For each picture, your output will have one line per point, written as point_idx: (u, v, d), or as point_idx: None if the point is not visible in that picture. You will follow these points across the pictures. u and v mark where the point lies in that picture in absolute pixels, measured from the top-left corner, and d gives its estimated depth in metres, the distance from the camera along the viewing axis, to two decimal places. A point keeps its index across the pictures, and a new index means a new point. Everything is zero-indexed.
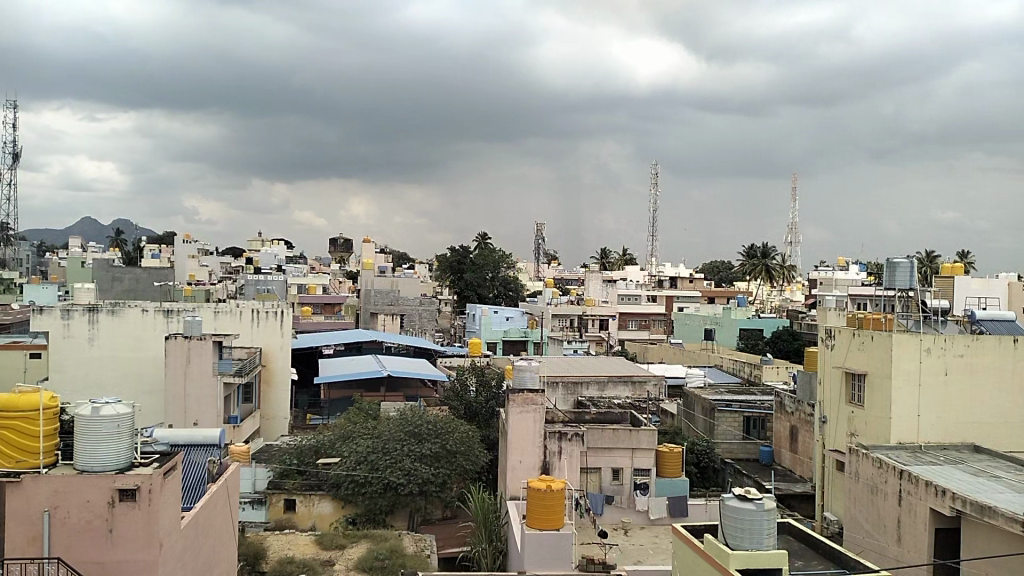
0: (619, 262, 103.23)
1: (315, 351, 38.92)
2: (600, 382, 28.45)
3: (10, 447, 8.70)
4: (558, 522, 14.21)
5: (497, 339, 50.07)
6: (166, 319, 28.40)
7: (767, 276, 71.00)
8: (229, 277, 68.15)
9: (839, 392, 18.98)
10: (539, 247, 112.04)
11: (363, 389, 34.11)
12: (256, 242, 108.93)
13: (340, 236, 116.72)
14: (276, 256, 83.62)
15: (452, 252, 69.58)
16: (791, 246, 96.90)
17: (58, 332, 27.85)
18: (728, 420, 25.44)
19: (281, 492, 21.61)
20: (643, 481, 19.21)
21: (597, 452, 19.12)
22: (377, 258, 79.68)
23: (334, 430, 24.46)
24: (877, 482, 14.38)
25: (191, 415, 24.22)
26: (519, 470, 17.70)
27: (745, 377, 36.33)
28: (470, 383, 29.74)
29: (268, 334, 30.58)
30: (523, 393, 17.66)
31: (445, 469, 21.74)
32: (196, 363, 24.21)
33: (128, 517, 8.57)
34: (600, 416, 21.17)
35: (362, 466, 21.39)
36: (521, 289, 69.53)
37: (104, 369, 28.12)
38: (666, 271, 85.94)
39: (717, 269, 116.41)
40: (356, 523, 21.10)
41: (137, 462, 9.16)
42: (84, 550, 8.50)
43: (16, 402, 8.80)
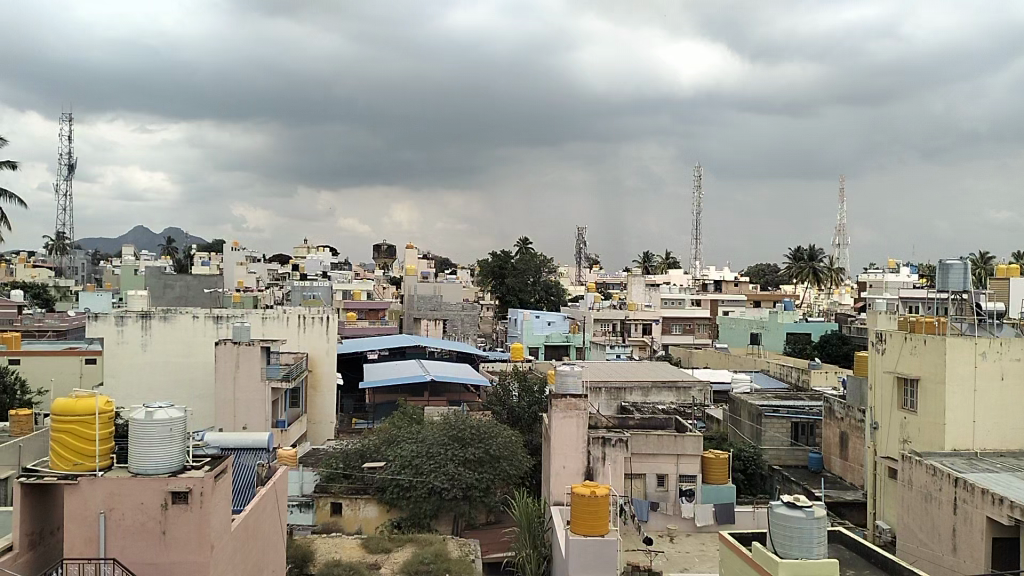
0: (662, 266, 102.44)
1: (360, 356, 39.42)
2: (644, 388, 28.24)
3: (67, 450, 8.94)
4: (603, 528, 14.08)
5: (539, 344, 50.08)
6: (215, 325, 29.04)
7: (814, 279, 69.69)
8: (276, 284, 69.29)
9: (891, 397, 18.53)
10: (581, 252, 111.80)
11: (407, 393, 34.40)
12: (301, 249, 110.67)
13: (383, 242, 118.62)
14: (321, 262, 84.89)
15: (494, 257, 69.87)
16: (839, 249, 94.98)
17: (112, 339, 28.60)
18: (775, 426, 24.98)
19: (328, 496, 21.87)
20: (688, 488, 18.99)
21: (641, 458, 18.95)
22: (419, 263, 80.32)
23: (378, 435, 24.69)
24: (931, 490, 13.97)
25: (240, 420, 24.64)
26: (563, 475, 17.59)
27: (793, 382, 35.72)
28: (512, 388, 29.73)
29: (313, 340, 31.04)
30: (566, 398, 17.53)
31: (489, 474, 21.75)
32: (245, 368, 24.64)
33: (181, 519, 8.75)
34: (644, 421, 20.98)
35: (406, 470, 21.55)
36: (563, 293, 69.42)
37: (156, 374, 28.82)
38: (710, 275, 84.93)
39: (762, 273, 114.44)
40: (401, 527, 21.24)
41: (190, 465, 9.37)
42: (139, 551, 8.70)
43: (74, 407, 8.98)
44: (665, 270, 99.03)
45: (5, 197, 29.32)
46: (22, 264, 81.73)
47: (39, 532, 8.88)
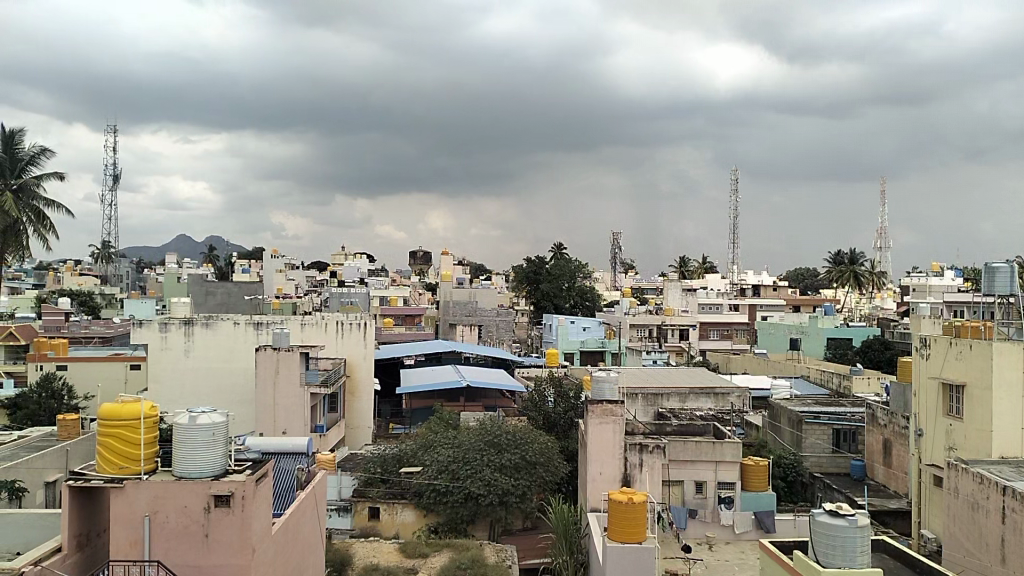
0: (699, 271, 101.56)
1: (396, 361, 39.75)
2: (682, 394, 28.01)
3: (113, 454, 9.12)
4: (640, 535, 13.98)
5: (574, 349, 49.99)
6: (256, 332, 29.48)
7: (855, 282, 68.48)
8: (315, 290, 70.26)
9: (935, 403, 18.13)
10: (616, 256, 111.37)
11: (443, 398, 34.58)
12: (338, 256, 111.91)
13: (419, 249, 119.72)
14: (358, 269, 85.77)
15: (529, 262, 69.94)
16: (882, 252, 93.21)
17: (156, 345, 29.21)
18: (816, 432, 24.55)
19: (366, 500, 22.03)
20: (727, 495, 18.74)
21: (678, 465, 18.78)
22: (455, 269, 80.74)
23: (415, 440, 24.84)
24: (978, 499, 13.62)
25: (280, 424, 24.99)
26: (600, 481, 17.51)
27: (833, 388, 35.13)
28: (548, 393, 29.72)
29: (351, 346, 31.38)
30: (602, 404, 17.44)
31: (525, 480, 21.72)
32: (285, 373, 24.97)
33: (223, 522, 8.91)
34: (682, 428, 20.79)
35: (443, 475, 21.62)
36: (598, 298, 69.19)
37: (199, 380, 29.36)
38: (748, 279, 83.92)
39: (802, 277, 112.53)
40: (438, 532, 21.32)
41: (232, 469, 9.55)
42: (182, 553, 8.87)
43: (120, 411, 9.21)
44: (702, 274, 98.09)
45: (53, 206, 30.17)
46: (70, 273, 83.99)
47: (86, 533, 9.09)
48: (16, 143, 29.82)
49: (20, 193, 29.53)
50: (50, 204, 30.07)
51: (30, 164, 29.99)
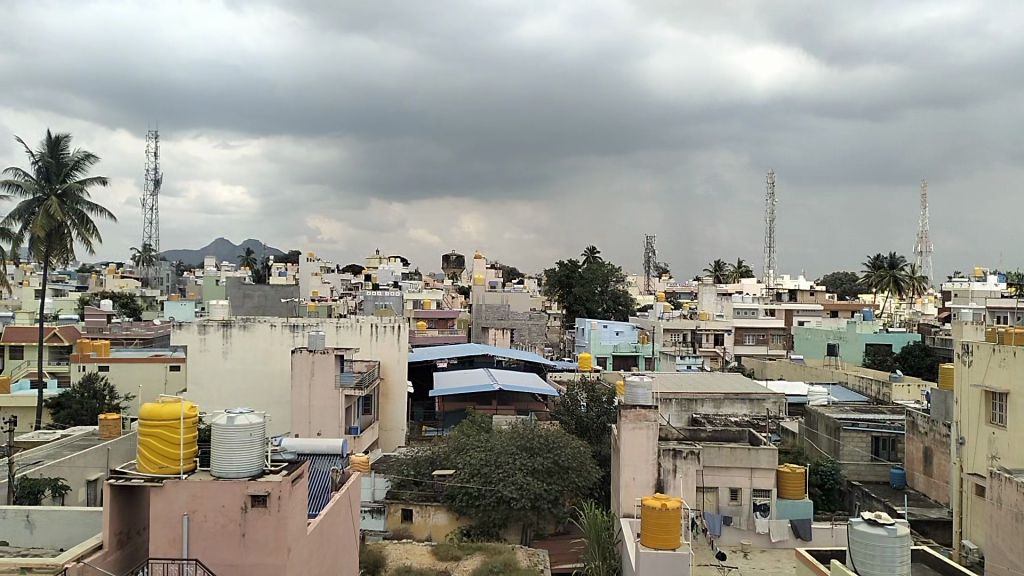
0: (734, 275, 100.55)
1: (429, 365, 39.96)
2: (716, 400, 27.77)
3: (153, 453, 9.29)
4: (675, 542, 13.84)
5: (607, 354, 49.80)
6: (292, 334, 29.79)
7: (895, 287, 67.19)
8: (349, 293, 70.98)
9: (977, 411, 17.72)
10: (650, 260, 110.71)
11: (476, 402, 34.65)
12: (373, 259, 112.79)
13: (453, 253, 120.51)
14: (392, 272, 86.43)
15: (562, 266, 69.85)
16: (923, 256, 91.37)
17: (195, 346, 29.73)
18: (854, 440, 24.11)
19: (399, 502, 22.11)
20: (763, 502, 18.51)
21: (712, 471, 18.57)
22: (488, 273, 80.89)
23: (448, 442, 24.95)
24: (1022, 509, 13.23)
25: (315, 425, 25.22)
26: (633, 487, 17.36)
27: (872, 395, 34.52)
28: (580, 397, 29.63)
29: (385, 349, 31.59)
30: (635, 410, 17.32)
31: (558, 485, 21.71)
32: (321, 375, 25.24)
33: (260, 522, 9.04)
34: (716, 434, 20.59)
35: (475, 478, 21.64)
36: (632, 303, 68.86)
37: (236, 380, 29.81)
38: (784, 283, 82.87)
39: (840, 282, 110.69)
40: (471, 535, 21.35)
41: (269, 469, 9.67)
42: (220, 552, 9.00)
43: (160, 412, 9.38)
44: (737, 279, 97.10)
45: (96, 210, 30.88)
46: (113, 276, 85.82)
47: (126, 532, 9.26)
48: (61, 148, 30.51)
49: (64, 197, 30.24)
50: (94, 207, 30.77)
51: (74, 169, 30.68)
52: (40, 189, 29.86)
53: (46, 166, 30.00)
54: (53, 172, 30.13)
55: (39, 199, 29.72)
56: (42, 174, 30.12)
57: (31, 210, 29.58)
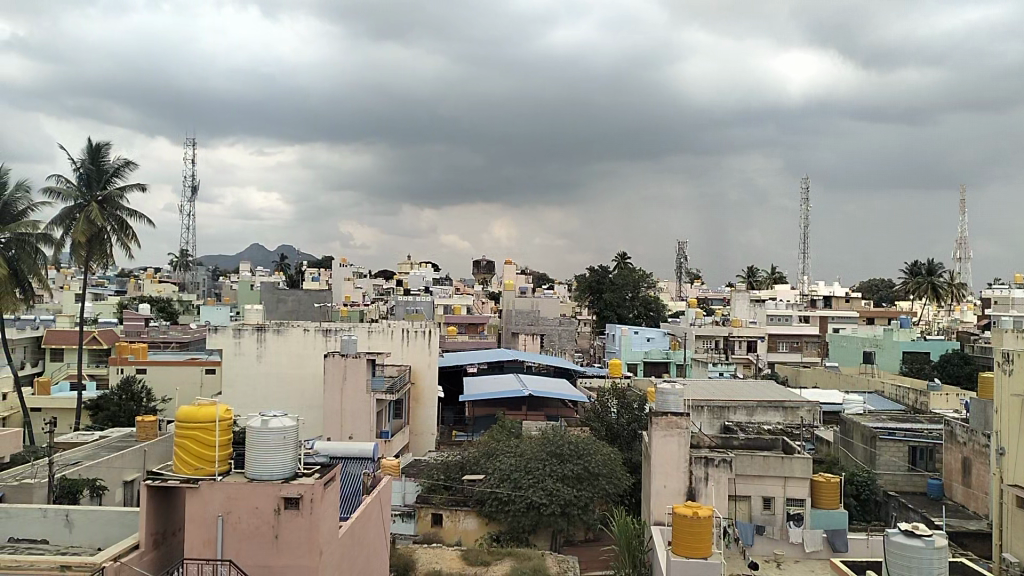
0: (768, 281, 99.45)
1: (459, 369, 40.10)
2: (749, 407, 27.49)
3: (190, 455, 9.42)
4: (707, 551, 13.69)
5: (637, 360, 49.56)
6: (325, 338, 30.10)
7: (933, 294, 65.89)
8: (380, 298, 71.53)
9: (1019, 422, 17.29)
10: (682, 266, 109.92)
11: (506, 407, 34.67)
12: (404, 264, 113.43)
13: (483, 258, 120.97)
14: (423, 277, 86.95)
15: (592, 271, 69.71)
16: (961, 263, 89.56)
17: (230, 349, 30.16)
18: (890, 449, 23.68)
19: (429, 507, 22.19)
20: (797, 512, 18.26)
21: (746, 480, 18.36)
22: (518, 278, 80.99)
23: (478, 447, 24.97)
24: None
25: (347, 429, 25.46)
26: (664, 494, 17.27)
27: (910, 404, 33.88)
28: (611, 404, 29.46)
29: (416, 354, 31.76)
30: (667, 417, 17.24)
31: (588, 492, 21.60)
32: (352, 379, 25.46)
33: (292, 524, 9.15)
34: (749, 442, 20.37)
35: (505, 483, 21.64)
36: (663, 309, 68.44)
37: (270, 384, 30.18)
38: (819, 290, 81.77)
39: (876, 288, 108.88)
40: (500, 540, 21.36)
41: (302, 471, 9.78)
42: (252, 552, 9.11)
43: (197, 414, 9.56)
44: (770, 285, 96.05)
45: (136, 216, 31.55)
46: (151, 280, 87.46)
47: (162, 532, 9.43)
48: (102, 156, 31.19)
49: (104, 204, 30.95)
50: (133, 214, 31.43)
51: (114, 176, 31.36)
52: (81, 195, 30.58)
53: (86, 173, 30.70)
54: (94, 179, 30.82)
55: (80, 205, 30.45)
56: (83, 181, 30.82)
57: (72, 216, 30.30)
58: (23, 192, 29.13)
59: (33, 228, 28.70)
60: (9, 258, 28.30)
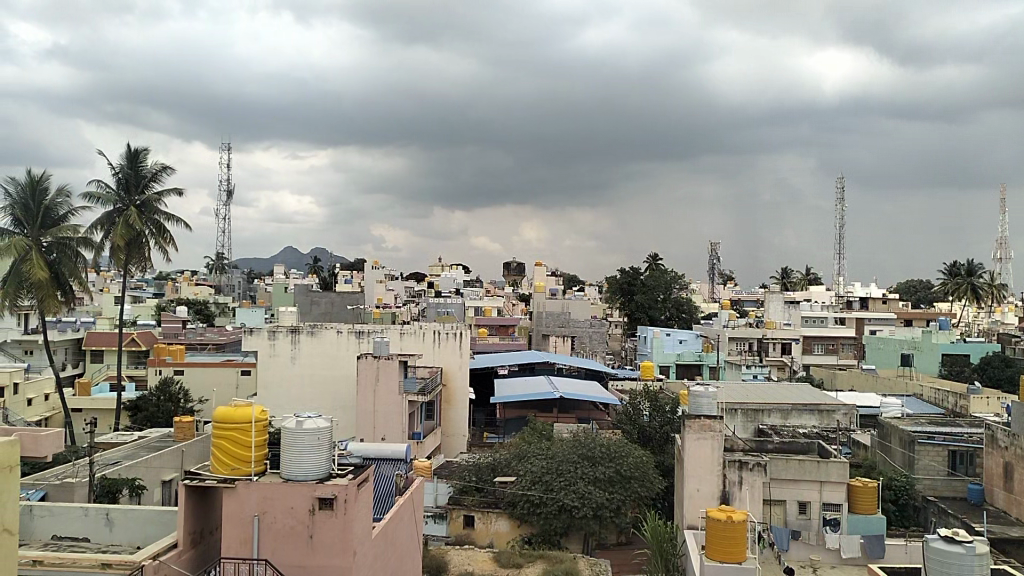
0: (802, 282, 98.14)
1: (491, 371, 40.17)
2: (783, 410, 27.19)
3: (226, 456, 9.57)
4: (741, 555, 13.54)
5: (670, 362, 49.27)
6: (357, 340, 30.37)
7: (973, 295, 64.44)
8: (412, 300, 72.00)
9: None
10: (714, 267, 108.89)
11: (537, 409, 34.66)
12: (436, 267, 114.00)
13: (513, 260, 121.11)
14: (455, 279, 87.22)
15: (623, 273, 69.41)
16: (1002, 263, 87.47)
17: (265, 351, 30.55)
18: (929, 454, 23.22)
19: (461, 508, 22.25)
20: (833, 517, 18.00)
21: (781, 484, 18.16)
22: (549, 281, 80.92)
23: (509, 449, 24.97)
24: None
25: (379, 430, 25.64)
26: (698, 498, 17.09)
27: (949, 407, 33.19)
28: (643, 407, 29.29)
29: (447, 355, 31.91)
30: (700, 420, 17.10)
31: (620, 495, 21.50)
32: (385, 381, 25.65)
33: (327, 524, 9.24)
34: (784, 446, 20.12)
35: (536, 486, 21.61)
36: (695, 311, 67.91)
37: (303, 385, 30.51)
38: (855, 291, 80.49)
39: (914, 290, 106.93)
40: (532, 543, 21.35)
41: (335, 472, 9.88)
42: (288, 552, 9.21)
43: (234, 415, 9.70)
44: (805, 286, 94.77)
45: (173, 220, 32.11)
46: (188, 283, 89.09)
47: (199, 532, 9.57)
48: (140, 161, 31.77)
49: (142, 208, 31.57)
50: (170, 217, 32.00)
51: (152, 180, 31.95)
52: (120, 200, 31.22)
53: (125, 178, 31.30)
54: (133, 184, 31.42)
55: (119, 209, 31.09)
56: (122, 185, 31.45)
57: (111, 220, 30.92)
58: (65, 198, 29.76)
59: (74, 233, 29.34)
60: (51, 261, 28.96)
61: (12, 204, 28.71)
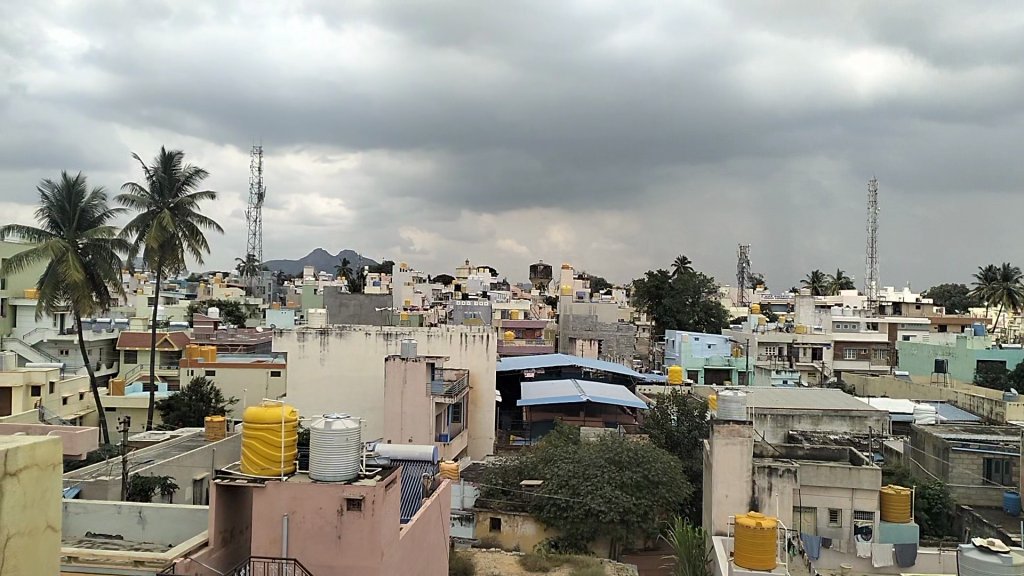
0: (833, 286, 96.76)
1: (517, 374, 40.17)
2: (814, 416, 26.88)
3: (256, 455, 9.67)
4: (771, 562, 13.38)
5: (698, 367, 48.96)
6: (385, 342, 30.56)
7: (1010, 301, 63.05)
8: (440, 302, 72.37)
9: None
10: (744, 271, 107.85)
11: (564, 413, 34.60)
12: (463, 270, 114.25)
13: (540, 263, 121.34)
14: (482, 282, 87.46)
15: (651, 277, 69.14)
16: None
17: (295, 352, 30.84)
18: (964, 462, 22.72)
19: (487, 511, 22.27)
20: (865, 524, 17.78)
21: (812, 491, 17.96)
22: (576, 284, 80.87)
23: (536, 452, 24.93)
24: None
25: (407, 432, 25.76)
26: (726, 504, 16.94)
27: (985, 415, 32.52)
28: (671, 411, 29.06)
29: (475, 357, 32.02)
30: (729, 425, 16.95)
31: (648, 500, 21.39)
32: (412, 383, 25.78)
33: (355, 524, 9.31)
34: (815, 452, 19.87)
35: (563, 490, 21.58)
36: (723, 315, 67.34)
37: (332, 386, 30.76)
38: (888, 296, 79.20)
39: (948, 294, 105.13)
40: (559, 546, 21.32)
41: (364, 474, 9.94)
42: (316, 552, 9.28)
43: (263, 415, 9.79)
44: (836, 291, 93.56)
45: (205, 223, 32.58)
46: (220, 284, 90.36)
47: (230, 531, 9.69)
48: (174, 164, 32.26)
49: (176, 211, 32.06)
50: (203, 220, 32.47)
51: (185, 184, 32.44)
52: (154, 203, 31.72)
53: (159, 182, 31.84)
54: (167, 187, 31.95)
55: (153, 212, 31.58)
56: (156, 188, 31.97)
57: (145, 222, 31.44)
58: (100, 200, 30.29)
59: (109, 235, 29.88)
60: (87, 263, 29.52)
61: (49, 206, 29.29)
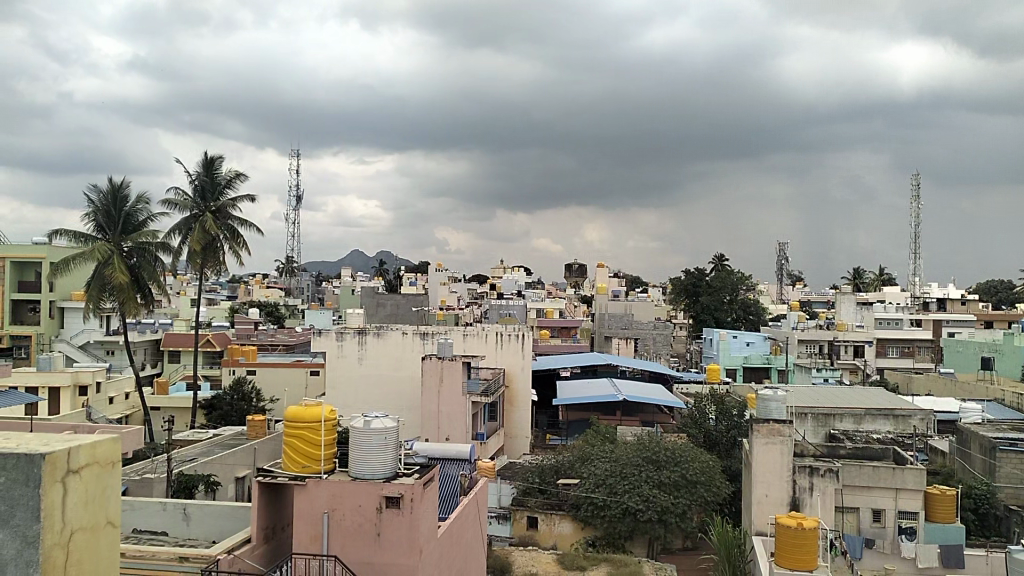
0: (876, 283, 94.87)
1: (553, 373, 40.15)
2: (856, 415, 26.49)
3: (298, 453, 9.81)
4: (811, 564, 13.20)
5: (736, 365, 48.51)
6: (422, 341, 30.82)
7: None
8: (475, 302, 72.56)
9: None
10: (783, 267, 106.29)
11: (600, 412, 34.49)
12: (498, 269, 114.22)
13: (575, 264, 121.10)
14: (517, 281, 87.57)
15: (688, 274, 68.52)
16: None
17: (333, 352, 31.21)
18: (1013, 461, 22.04)
19: (524, 509, 22.31)
20: (909, 525, 17.44)
21: (854, 491, 17.61)
22: (612, 283, 80.56)
23: (572, 450, 24.93)
24: None
25: (444, 430, 25.89)
26: (766, 503, 16.72)
27: None
28: (709, 410, 28.79)
29: (510, 356, 32.08)
30: (769, 424, 16.76)
31: (686, 499, 21.23)
32: (448, 383, 25.94)
33: (394, 523, 9.40)
34: (856, 451, 19.56)
35: (600, 489, 21.54)
36: (762, 313, 66.54)
37: (370, 385, 31.05)
38: (932, 292, 77.37)
39: (994, 290, 102.62)
40: (596, 546, 21.25)
41: (402, 472, 10.05)
42: (357, 551, 9.39)
43: (304, 413, 9.95)
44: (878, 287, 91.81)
45: (246, 225, 33.14)
46: (260, 286, 91.63)
47: (272, 528, 9.85)
48: (215, 167, 32.88)
49: (217, 214, 32.68)
50: (244, 223, 33.06)
51: (226, 187, 33.05)
52: (196, 206, 32.37)
53: (201, 185, 32.50)
54: (208, 190, 32.57)
55: (195, 215, 32.23)
56: (198, 192, 32.64)
57: (188, 225, 32.11)
58: (144, 204, 30.98)
59: (153, 238, 30.53)
60: (132, 265, 30.27)
61: (95, 210, 30.03)
